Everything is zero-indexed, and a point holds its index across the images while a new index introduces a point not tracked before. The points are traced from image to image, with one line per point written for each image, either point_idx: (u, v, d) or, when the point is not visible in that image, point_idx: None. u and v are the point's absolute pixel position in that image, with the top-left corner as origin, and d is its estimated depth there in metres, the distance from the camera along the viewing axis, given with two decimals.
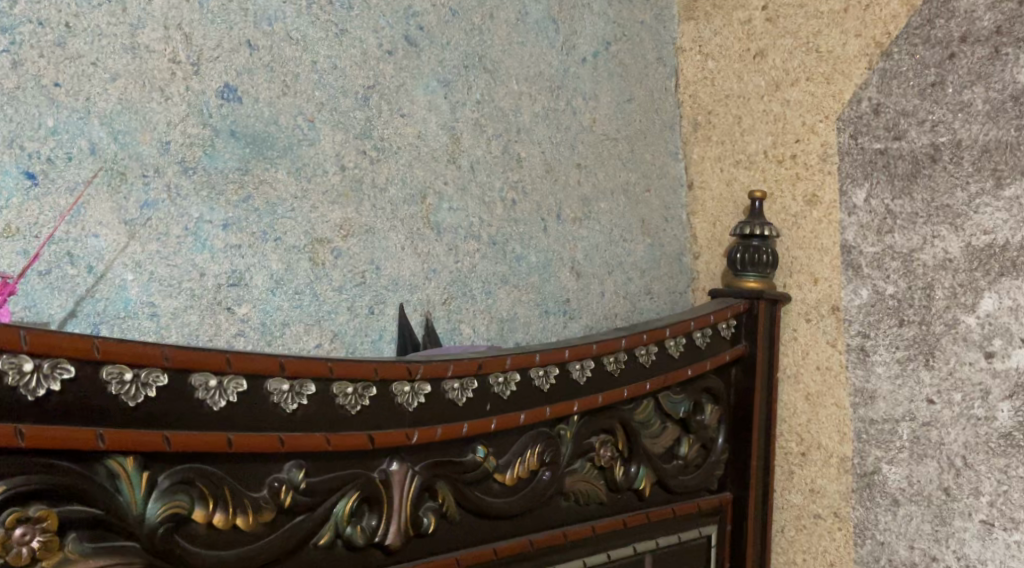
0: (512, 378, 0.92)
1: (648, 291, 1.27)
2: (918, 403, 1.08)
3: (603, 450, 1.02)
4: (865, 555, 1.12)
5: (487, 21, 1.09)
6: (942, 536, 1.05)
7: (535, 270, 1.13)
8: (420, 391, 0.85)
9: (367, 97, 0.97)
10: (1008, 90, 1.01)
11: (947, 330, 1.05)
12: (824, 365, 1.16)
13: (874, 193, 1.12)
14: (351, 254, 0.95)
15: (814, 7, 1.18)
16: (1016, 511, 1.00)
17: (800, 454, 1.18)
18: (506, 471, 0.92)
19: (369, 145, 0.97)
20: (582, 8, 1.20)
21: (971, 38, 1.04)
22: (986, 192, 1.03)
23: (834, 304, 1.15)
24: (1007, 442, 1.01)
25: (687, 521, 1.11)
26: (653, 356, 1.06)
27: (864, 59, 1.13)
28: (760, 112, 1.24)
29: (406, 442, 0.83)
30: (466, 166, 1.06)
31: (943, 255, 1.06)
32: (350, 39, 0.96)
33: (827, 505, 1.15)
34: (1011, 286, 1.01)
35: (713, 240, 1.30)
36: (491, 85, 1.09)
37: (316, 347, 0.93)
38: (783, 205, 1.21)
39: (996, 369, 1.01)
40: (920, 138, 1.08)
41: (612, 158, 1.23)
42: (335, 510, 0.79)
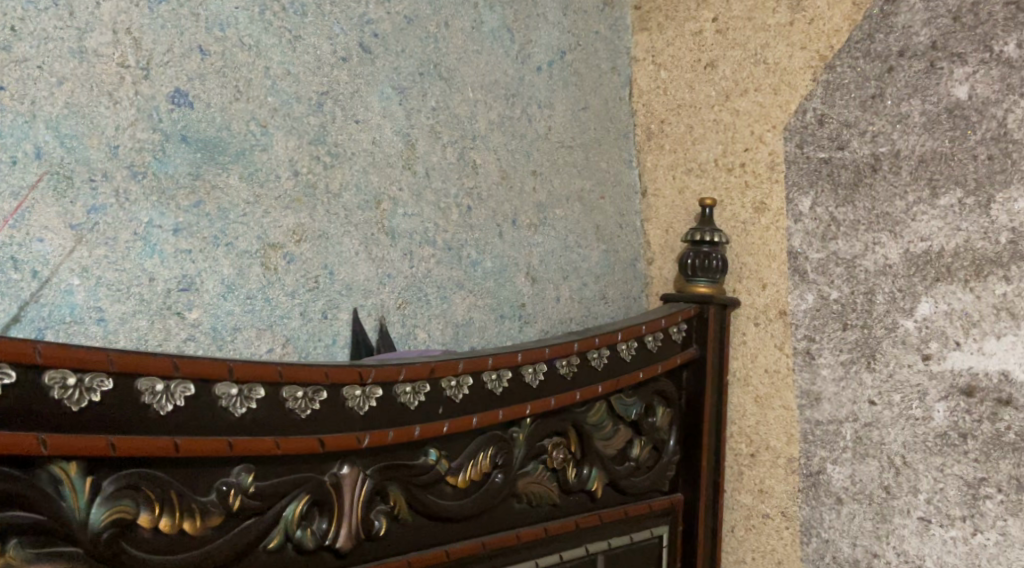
0: (464, 382, 0.93)
1: (603, 295, 1.29)
2: (860, 404, 1.11)
3: (556, 453, 1.03)
4: (811, 553, 1.15)
5: (442, 29, 1.10)
6: (883, 533, 1.09)
7: (490, 275, 1.14)
8: (371, 395, 0.86)
9: (321, 103, 0.98)
10: (943, 103, 1.05)
11: (887, 334, 1.09)
12: (772, 368, 1.19)
13: (819, 201, 1.15)
14: (304, 259, 0.96)
15: (762, 20, 1.22)
16: (951, 509, 1.03)
17: (750, 455, 1.21)
18: (459, 474, 0.93)
19: (322, 150, 0.98)
20: (537, 18, 1.22)
21: (908, 52, 1.08)
22: (923, 201, 1.07)
23: (781, 309, 1.18)
24: (943, 442, 1.04)
25: (639, 521, 1.13)
26: (605, 360, 1.08)
27: (809, 71, 1.17)
28: (710, 122, 1.27)
29: (357, 446, 0.84)
30: (421, 172, 1.07)
31: (883, 262, 1.10)
32: (303, 45, 0.97)
33: (775, 505, 1.19)
34: (946, 291, 1.04)
35: (666, 247, 1.33)
36: (446, 92, 1.10)
37: (268, 352, 0.93)
38: (733, 213, 1.24)
39: (932, 371, 1.05)
40: (861, 148, 1.12)
41: (566, 165, 1.25)
42: (285, 513, 0.80)
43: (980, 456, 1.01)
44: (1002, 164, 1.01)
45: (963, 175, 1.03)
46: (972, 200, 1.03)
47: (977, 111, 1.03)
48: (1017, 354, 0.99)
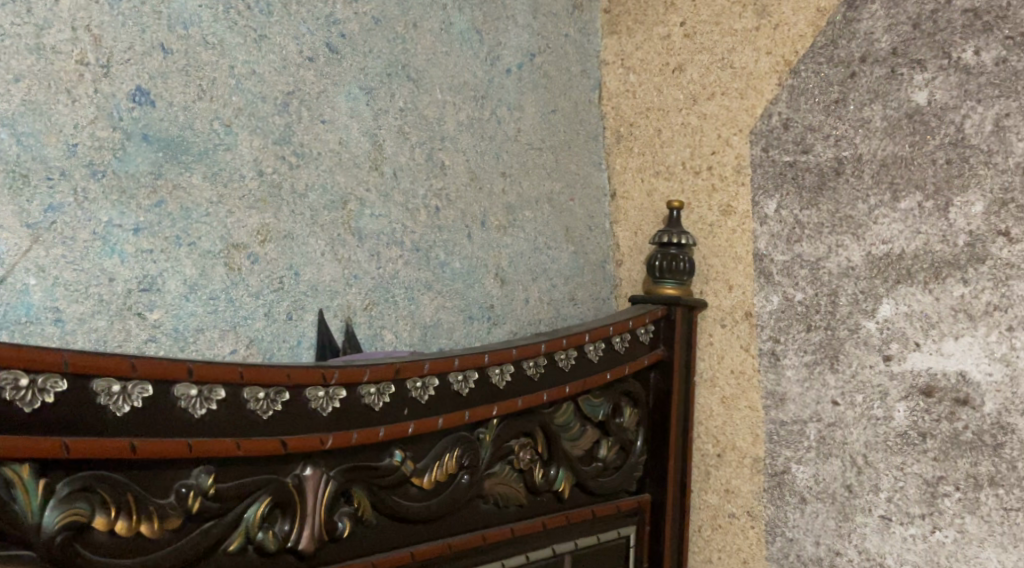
0: (429, 383, 0.93)
1: (572, 297, 1.30)
2: (824, 404, 1.12)
3: (523, 453, 1.04)
4: (775, 552, 1.17)
5: (411, 30, 1.10)
6: (845, 532, 1.10)
7: (459, 276, 1.15)
8: (335, 396, 0.85)
9: (287, 103, 0.98)
10: (904, 109, 1.07)
11: (850, 335, 1.10)
12: (738, 369, 1.21)
13: (784, 204, 1.17)
14: (268, 259, 0.96)
15: (728, 25, 1.23)
16: (911, 507, 1.05)
17: (716, 455, 1.23)
18: (424, 475, 0.93)
19: (288, 150, 0.98)
20: (506, 20, 1.22)
21: (870, 58, 1.10)
22: (885, 205, 1.08)
23: (747, 310, 1.20)
24: (903, 441, 1.06)
25: (606, 521, 1.14)
26: (572, 361, 1.09)
27: (774, 76, 1.18)
28: (678, 125, 1.28)
29: (321, 447, 0.84)
30: (389, 173, 1.07)
31: (846, 264, 1.11)
32: (268, 45, 0.96)
33: (740, 504, 1.20)
34: (907, 293, 1.06)
35: (635, 249, 1.34)
36: (414, 93, 1.10)
37: (232, 353, 0.93)
38: (700, 215, 1.25)
39: (893, 372, 1.07)
40: (825, 152, 1.14)
41: (536, 167, 1.26)
42: (246, 515, 0.80)
43: (938, 454, 1.03)
44: (960, 168, 1.02)
45: (923, 179, 1.05)
46: (931, 203, 1.04)
47: (936, 116, 1.05)
48: (974, 355, 1.01)
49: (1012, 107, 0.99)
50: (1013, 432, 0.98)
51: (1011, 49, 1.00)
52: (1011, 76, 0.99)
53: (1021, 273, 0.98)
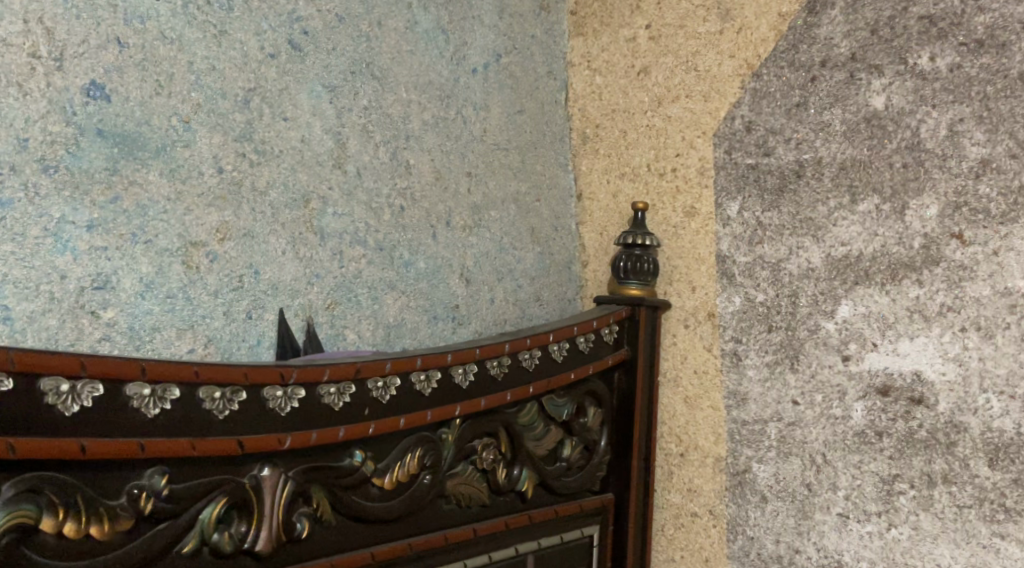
0: (391, 383, 0.93)
1: (537, 297, 1.30)
2: (784, 404, 1.14)
3: (486, 453, 1.04)
4: (736, 550, 1.18)
5: (375, 28, 1.10)
6: (804, 530, 1.11)
7: (423, 276, 1.14)
8: (294, 396, 0.85)
9: (248, 100, 0.97)
10: (862, 113, 1.08)
11: (810, 336, 1.12)
12: (701, 369, 1.22)
13: (746, 206, 1.18)
14: (227, 258, 0.95)
15: (693, 28, 1.24)
16: (868, 504, 1.06)
17: (679, 455, 1.23)
18: (385, 475, 0.93)
19: (248, 147, 0.97)
20: (472, 20, 1.22)
21: (829, 63, 1.11)
22: (844, 207, 1.09)
23: (710, 311, 1.21)
24: (860, 439, 1.07)
25: (569, 521, 1.14)
26: (536, 361, 1.09)
27: (737, 79, 1.19)
28: (643, 127, 1.29)
29: (279, 447, 0.83)
30: (352, 172, 1.06)
31: (806, 265, 1.12)
32: (229, 41, 0.95)
33: (703, 503, 1.21)
34: (865, 295, 1.07)
35: (600, 250, 1.34)
36: (378, 92, 1.10)
37: (189, 353, 0.92)
38: (665, 217, 1.26)
39: (851, 372, 1.08)
40: (786, 155, 1.15)
41: (502, 167, 1.26)
42: (201, 515, 0.79)
43: (894, 453, 1.05)
44: (915, 172, 1.04)
45: (880, 182, 1.07)
46: (888, 206, 1.06)
47: (893, 121, 1.06)
48: (928, 355, 1.02)
49: (965, 112, 1.01)
50: (965, 431, 1.00)
51: (965, 55, 1.01)
52: (964, 82, 1.01)
53: (973, 275, 1.00)
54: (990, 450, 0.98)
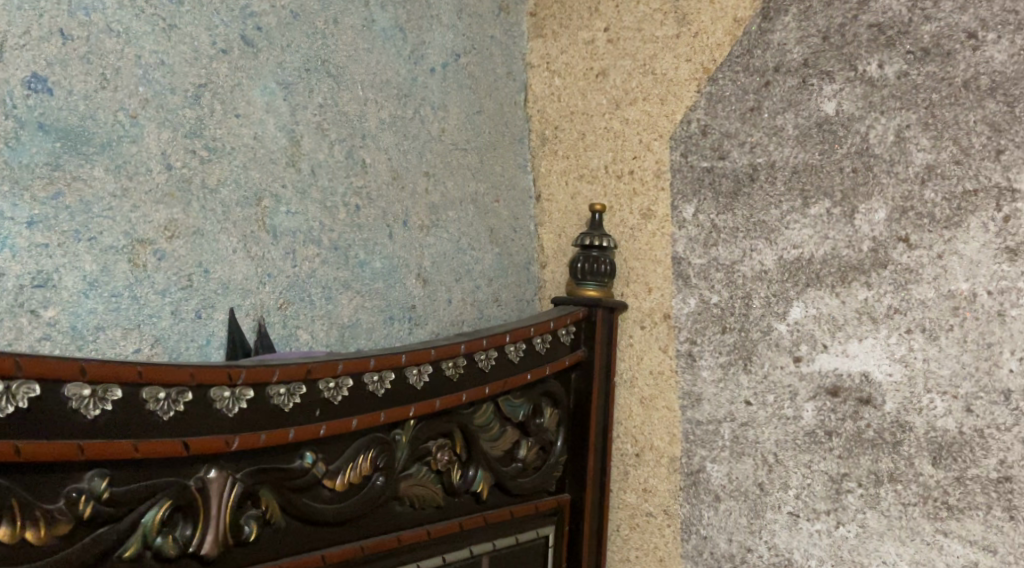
0: (343, 384, 0.92)
1: (495, 298, 1.30)
2: (737, 404, 1.15)
3: (440, 454, 1.03)
4: (690, 549, 1.19)
5: (330, 25, 1.09)
6: (756, 529, 1.13)
7: (379, 276, 1.14)
8: (242, 397, 0.84)
9: (198, 96, 0.95)
10: (814, 118, 1.10)
11: (762, 337, 1.13)
12: (656, 370, 1.23)
13: (702, 209, 1.19)
14: (176, 256, 0.93)
15: (650, 32, 1.25)
16: (817, 503, 1.08)
17: (635, 455, 1.24)
18: (337, 477, 0.92)
19: (199, 144, 0.95)
20: (431, 20, 1.22)
21: (783, 68, 1.13)
22: (796, 210, 1.11)
23: (665, 312, 1.22)
24: (811, 439, 1.09)
25: (524, 522, 1.14)
26: (492, 361, 1.09)
27: (693, 83, 1.20)
28: (601, 129, 1.29)
29: (225, 449, 0.82)
30: (307, 170, 1.05)
31: (759, 268, 1.14)
32: (179, 35, 0.94)
33: (658, 503, 1.22)
34: (816, 296, 1.09)
35: (558, 251, 1.35)
36: (334, 89, 1.09)
37: (135, 353, 0.90)
38: (622, 218, 1.27)
39: (802, 372, 1.10)
40: (741, 159, 1.16)
41: (460, 168, 1.25)
42: (144, 519, 0.78)
43: (842, 452, 1.06)
44: (864, 176, 1.06)
45: (831, 186, 1.08)
46: (839, 209, 1.07)
47: (844, 126, 1.08)
48: (876, 356, 1.04)
49: (912, 119, 1.03)
50: (911, 430, 1.01)
51: (912, 63, 1.03)
52: (911, 90, 1.03)
53: (918, 277, 1.01)
54: (933, 449, 1.00)
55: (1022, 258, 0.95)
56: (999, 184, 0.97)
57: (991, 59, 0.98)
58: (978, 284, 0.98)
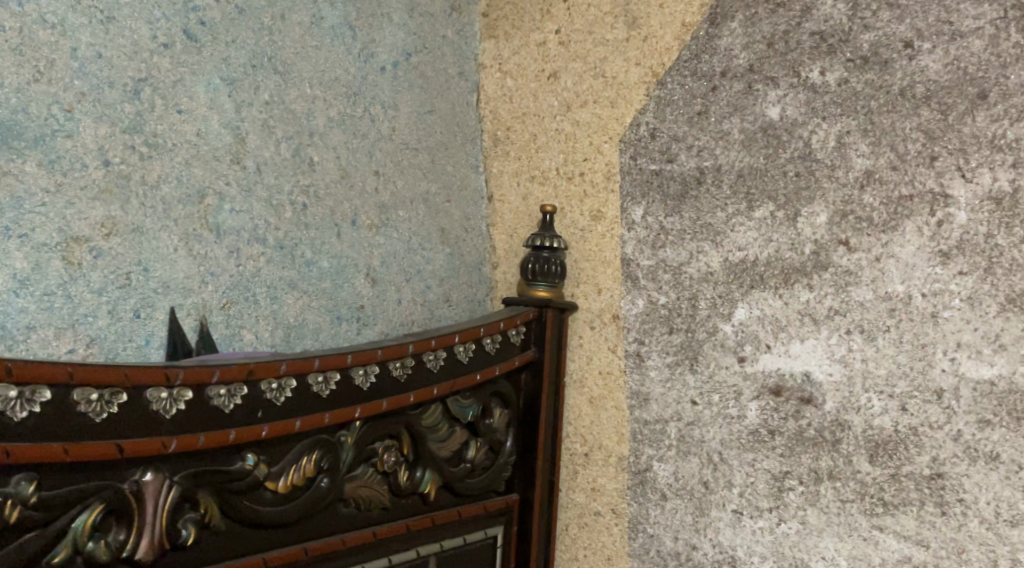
0: (287, 384, 0.91)
1: (446, 298, 1.30)
2: (684, 404, 1.16)
3: (387, 456, 1.02)
4: (637, 548, 1.20)
5: (278, 22, 1.07)
6: (701, 526, 1.14)
7: (327, 275, 1.12)
8: (179, 398, 0.82)
9: (138, 90, 0.93)
10: (759, 122, 1.11)
11: (708, 337, 1.14)
12: (605, 370, 1.23)
13: (650, 211, 1.20)
14: (114, 255, 0.92)
15: (601, 35, 1.25)
16: (760, 501, 1.09)
17: (584, 455, 1.25)
18: (279, 479, 0.91)
19: (138, 140, 0.93)
20: (381, 18, 1.21)
21: (729, 73, 1.14)
22: (741, 213, 1.12)
23: (615, 313, 1.23)
24: (754, 438, 1.10)
25: (472, 522, 1.14)
26: (441, 362, 1.08)
27: (643, 87, 1.21)
28: (553, 131, 1.30)
29: (162, 451, 0.80)
30: (252, 168, 1.04)
31: (705, 269, 1.15)
32: (117, 28, 0.92)
33: (605, 502, 1.23)
34: (760, 298, 1.10)
35: (510, 251, 1.35)
36: (281, 86, 1.07)
37: (68, 353, 0.88)
38: (572, 220, 1.27)
39: (746, 372, 1.11)
40: (688, 162, 1.17)
41: (410, 167, 1.25)
42: (75, 523, 0.76)
43: (785, 451, 1.08)
44: (807, 180, 1.07)
45: (775, 190, 1.10)
46: (782, 213, 1.09)
47: (787, 131, 1.09)
48: (817, 356, 1.06)
49: (852, 125, 1.05)
50: (850, 428, 1.03)
51: (852, 71, 1.05)
52: (851, 96, 1.05)
53: (858, 279, 1.03)
54: (871, 447, 1.02)
55: (955, 261, 0.98)
56: (933, 190, 0.99)
57: (926, 68, 1.00)
58: (913, 286, 1.00)
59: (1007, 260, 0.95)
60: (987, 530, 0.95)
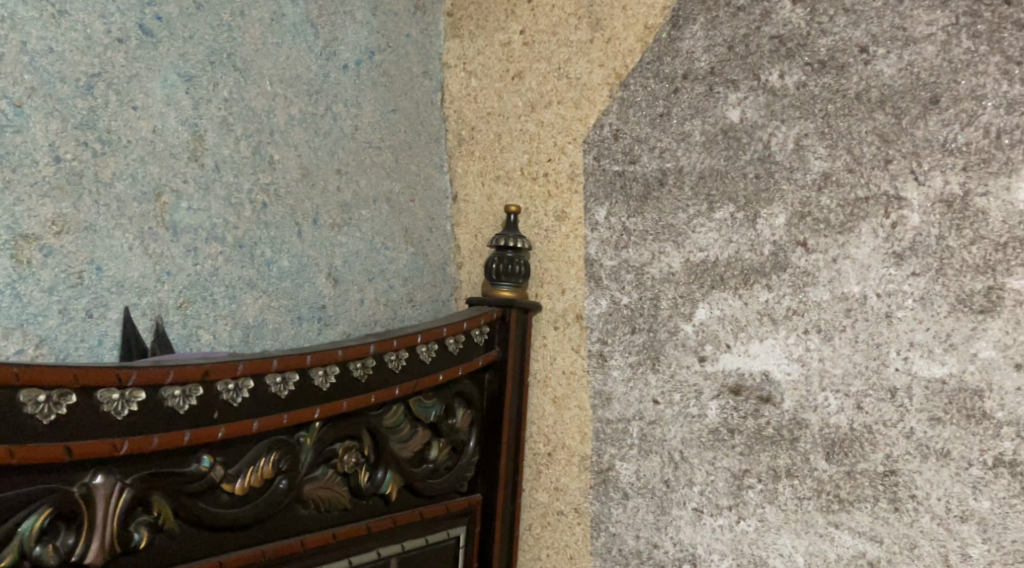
0: (244, 385, 0.90)
1: (410, 298, 1.29)
2: (645, 404, 1.16)
3: (347, 457, 1.01)
4: (599, 547, 1.20)
5: (237, 18, 1.06)
6: (662, 525, 1.15)
7: (288, 275, 1.11)
8: (132, 399, 0.81)
9: (91, 86, 0.92)
10: (719, 125, 1.12)
11: (670, 337, 1.15)
12: (569, 370, 1.24)
13: (613, 212, 1.20)
14: (65, 253, 0.90)
15: (565, 36, 1.25)
16: (720, 499, 1.10)
17: (547, 454, 1.25)
18: (236, 480, 0.90)
19: (91, 136, 0.92)
20: (343, 16, 1.20)
21: (691, 76, 1.15)
22: (702, 214, 1.13)
23: (578, 313, 1.23)
24: (714, 437, 1.11)
25: (435, 523, 1.13)
26: (403, 362, 1.07)
27: (606, 88, 1.21)
28: (517, 131, 1.30)
29: (113, 453, 0.79)
30: (210, 166, 1.03)
31: (667, 270, 1.15)
32: (69, 22, 0.90)
33: (568, 501, 1.23)
34: (720, 298, 1.11)
35: (474, 251, 1.34)
36: (240, 83, 1.06)
37: (17, 353, 0.87)
38: (536, 220, 1.27)
39: (706, 372, 1.12)
40: (650, 163, 1.18)
41: (373, 166, 1.24)
42: (22, 527, 0.75)
43: (744, 449, 1.09)
44: (766, 183, 1.08)
45: (735, 191, 1.11)
46: (742, 214, 1.10)
47: (747, 133, 1.10)
48: (776, 355, 1.07)
49: (809, 128, 1.06)
50: (807, 427, 1.04)
51: (810, 74, 1.06)
52: (809, 100, 1.06)
53: (815, 280, 1.05)
54: (827, 445, 1.03)
55: (908, 262, 0.99)
56: (887, 192, 1.01)
57: (881, 73, 1.02)
58: (869, 287, 1.01)
59: (957, 262, 0.97)
60: (938, 526, 0.96)
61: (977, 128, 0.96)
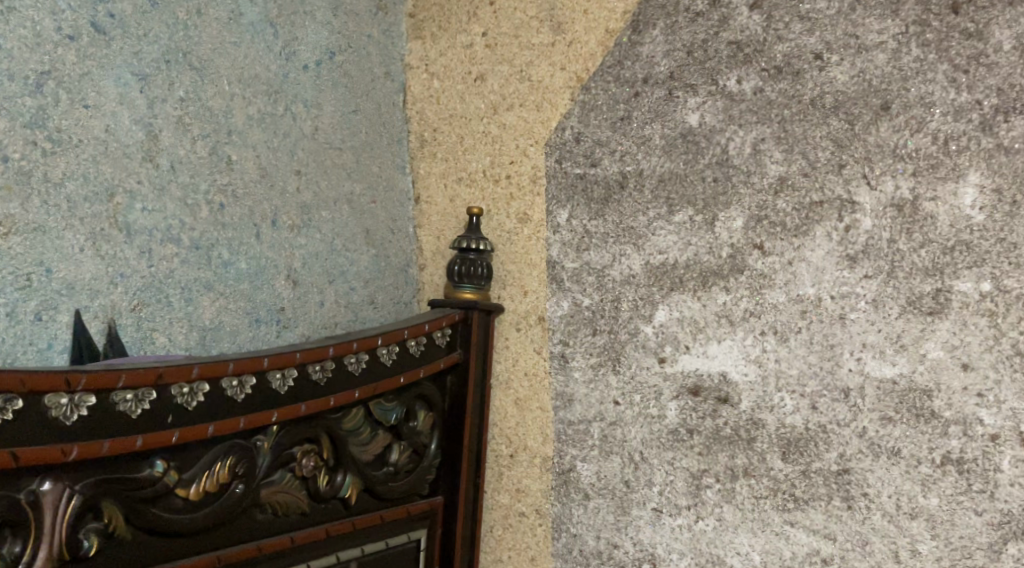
0: (199, 389, 0.89)
1: (371, 300, 1.28)
2: (606, 404, 1.17)
3: (306, 460, 1.00)
4: (561, 547, 1.20)
5: (194, 17, 1.05)
6: (622, 525, 1.15)
7: (246, 277, 1.10)
8: (82, 403, 0.79)
9: (41, 84, 0.90)
10: (679, 129, 1.13)
11: (630, 339, 1.15)
12: (531, 372, 1.24)
13: (574, 214, 1.21)
14: (13, 254, 0.88)
15: (527, 38, 1.25)
16: (679, 498, 1.11)
17: (509, 456, 1.25)
18: (190, 486, 0.89)
19: (40, 135, 0.90)
20: (303, 15, 1.19)
21: (650, 80, 1.15)
22: (661, 217, 1.14)
23: (540, 315, 1.23)
24: (673, 438, 1.12)
25: (395, 526, 1.12)
26: (362, 365, 1.07)
27: (568, 91, 1.22)
28: (479, 133, 1.29)
29: (62, 459, 0.78)
30: (166, 166, 1.01)
31: (627, 272, 1.16)
32: (18, 18, 0.88)
33: (530, 503, 1.23)
34: (679, 300, 1.12)
35: (436, 252, 1.34)
36: (197, 82, 1.05)
37: None
38: (498, 222, 1.27)
39: (666, 373, 1.13)
40: (611, 166, 1.18)
41: (334, 167, 1.23)
42: None
43: (702, 449, 1.10)
44: (724, 186, 1.09)
45: (694, 195, 1.11)
46: (701, 217, 1.11)
47: (706, 137, 1.11)
48: (734, 356, 1.08)
49: (766, 132, 1.07)
50: (764, 427, 1.06)
51: (767, 80, 1.07)
52: (766, 105, 1.07)
53: (772, 283, 1.06)
54: (783, 445, 1.04)
55: (861, 265, 1.01)
56: (841, 196, 1.02)
57: (835, 79, 1.03)
58: (824, 289, 1.03)
59: (908, 264, 0.98)
60: (889, 523, 0.98)
61: (926, 134, 0.98)
